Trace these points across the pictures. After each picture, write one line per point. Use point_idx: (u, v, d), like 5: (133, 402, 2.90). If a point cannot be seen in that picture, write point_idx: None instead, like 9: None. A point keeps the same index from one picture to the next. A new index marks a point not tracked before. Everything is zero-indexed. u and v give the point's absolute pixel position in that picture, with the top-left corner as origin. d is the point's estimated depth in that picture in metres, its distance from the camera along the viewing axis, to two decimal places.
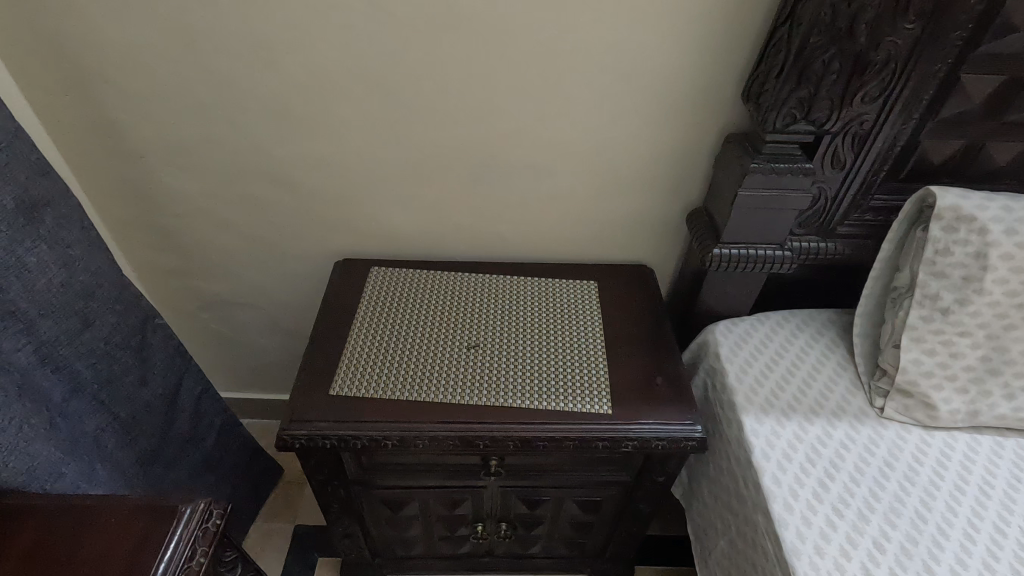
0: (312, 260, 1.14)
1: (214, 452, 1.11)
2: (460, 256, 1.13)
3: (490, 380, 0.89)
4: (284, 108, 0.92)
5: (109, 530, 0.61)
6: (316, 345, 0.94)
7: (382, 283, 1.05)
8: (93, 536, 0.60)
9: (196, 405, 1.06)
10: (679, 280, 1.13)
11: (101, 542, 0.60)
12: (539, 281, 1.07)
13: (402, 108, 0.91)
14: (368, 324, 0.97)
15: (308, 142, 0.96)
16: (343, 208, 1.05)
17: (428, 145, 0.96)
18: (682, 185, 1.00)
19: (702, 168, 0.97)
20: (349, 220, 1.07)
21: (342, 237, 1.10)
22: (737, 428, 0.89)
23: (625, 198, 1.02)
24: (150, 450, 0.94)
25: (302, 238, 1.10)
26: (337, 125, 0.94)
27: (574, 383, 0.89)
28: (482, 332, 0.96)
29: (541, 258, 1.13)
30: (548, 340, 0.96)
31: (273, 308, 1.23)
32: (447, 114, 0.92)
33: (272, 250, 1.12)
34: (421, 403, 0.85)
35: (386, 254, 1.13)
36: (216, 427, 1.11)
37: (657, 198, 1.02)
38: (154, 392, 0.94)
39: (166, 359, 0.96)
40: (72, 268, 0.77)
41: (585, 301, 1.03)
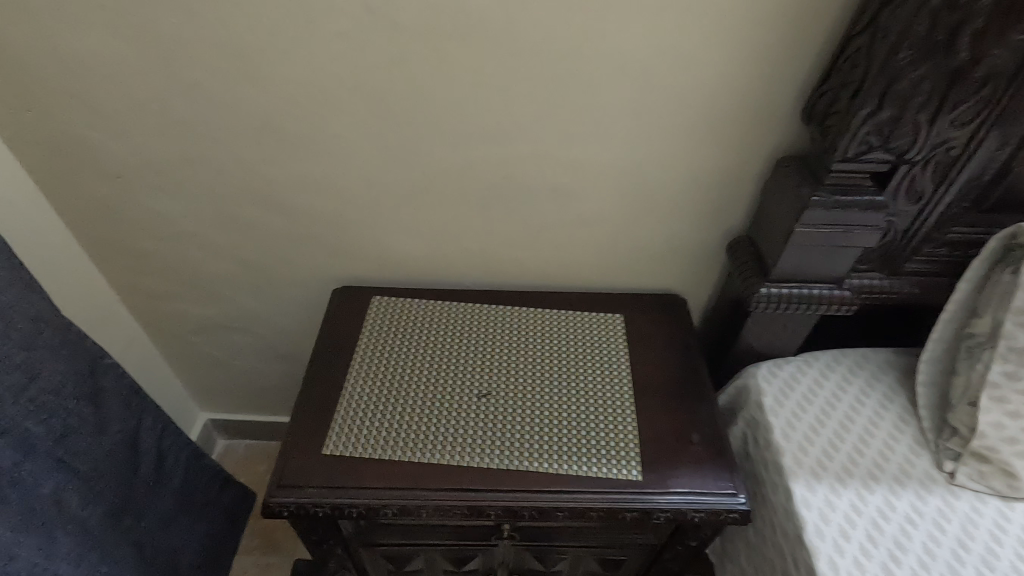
0: (309, 285, 1.04)
1: (182, 490, 1.07)
2: (470, 282, 1.02)
3: (502, 436, 0.79)
4: (269, 125, 0.81)
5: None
6: (309, 391, 0.84)
7: (384, 316, 0.95)
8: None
9: (157, 445, 1.01)
10: (715, 311, 1.01)
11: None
12: (558, 314, 0.96)
13: (403, 125, 0.80)
14: (367, 366, 0.87)
15: (298, 161, 0.85)
16: (341, 232, 0.95)
17: (434, 165, 0.84)
18: (722, 210, 0.88)
19: (747, 192, 0.85)
20: (347, 245, 0.97)
21: (340, 262, 1.00)
22: (785, 495, 0.78)
23: (657, 224, 0.90)
24: (115, 502, 0.87)
25: (295, 264, 1.00)
26: (330, 143, 0.82)
27: (599, 440, 0.79)
28: (493, 376, 0.86)
29: (560, 285, 1.02)
30: (569, 386, 0.85)
31: (269, 333, 1.14)
32: (454, 131, 0.80)
33: (263, 275, 1.03)
34: (424, 464, 0.76)
35: (388, 279, 1.02)
36: (181, 463, 1.08)
37: (694, 224, 0.90)
38: (113, 441, 0.87)
39: (122, 402, 0.89)
40: (5, 318, 0.68)
41: (607, 341, 0.92)
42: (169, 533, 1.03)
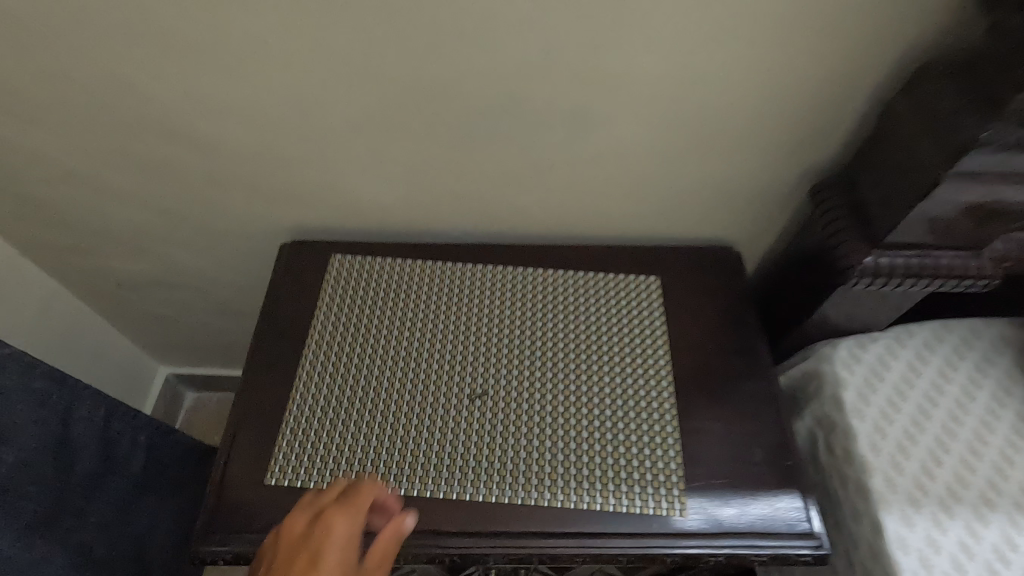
0: (255, 236, 0.81)
1: (147, 473, 0.92)
2: (458, 233, 0.79)
3: (501, 456, 0.60)
4: (146, 24, 0.54)
5: (357, 512, 0.48)
6: (252, 394, 0.65)
7: (345, 285, 0.72)
8: (327, 534, 0.45)
9: (103, 433, 0.84)
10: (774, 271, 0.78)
11: (340, 529, 0.46)
12: (575, 277, 0.74)
13: (345, 22, 0.53)
14: (324, 359, 0.67)
15: (204, 78, 0.59)
16: (282, 172, 0.70)
17: (400, 80, 0.58)
18: (811, 140, 0.62)
19: (847, 116, 0.59)
20: (293, 189, 0.73)
21: (289, 210, 0.76)
22: (869, 527, 0.60)
23: (714, 158, 0.65)
24: (45, 508, 0.75)
25: (232, 211, 0.77)
26: (242, 51, 0.56)
27: (629, 462, 0.60)
28: (489, 370, 0.66)
29: (578, 236, 0.78)
30: (589, 382, 0.65)
31: (219, 289, 0.93)
32: (423, 30, 0.53)
33: (194, 225, 0.80)
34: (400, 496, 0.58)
35: (354, 231, 0.79)
36: (141, 445, 0.91)
37: (765, 159, 0.65)
38: (24, 449, 0.73)
39: (31, 399, 0.74)
40: None
41: (638, 317, 0.71)
42: (129, 525, 0.89)
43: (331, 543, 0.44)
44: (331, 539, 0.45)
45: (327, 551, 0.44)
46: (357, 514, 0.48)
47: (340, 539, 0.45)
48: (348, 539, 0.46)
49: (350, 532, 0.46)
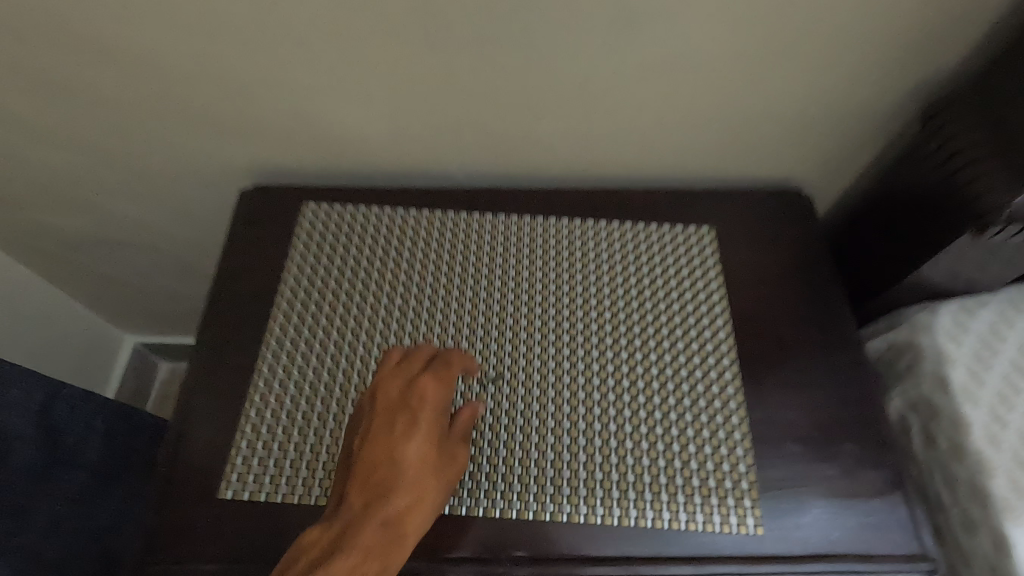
0: (214, 180, 0.66)
1: (107, 463, 0.74)
2: (459, 175, 0.64)
3: (522, 460, 0.47)
4: None
5: (450, 378, 0.46)
6: (206, 381, 0.52)
7: (319, 242, 0.58)
8: (422, 405, 0.44)
9: (42, 421, 0.67)
10: (856, 221, 0.63)
11: (434, 399, 0.44)
12: (608, 229, 0.59)
13: None
14: (294, 335, 0.53)
15: None
16: (235, 90, 0.55)
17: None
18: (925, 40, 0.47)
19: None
20: (252, 115, 0.57)
21: (253, 146, 0.61)
22: (987, 542, 0.48)
23: (796, 60, 0.50)
24: None
25: (183, 148, 0.62)
26: None
27: (685, 465, 0.47)
28: (503, 348, 0.52)
29: (610, 178, 0.63)
30: (631, 362, 0.51)
31: (177, 246, 0.78)
32: None
33: (137, 165, 0.64)
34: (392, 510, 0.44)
35: (334, 175, 0.64)
36: (96, 429, 0.73)
37: (861, 64, 0.50)
38: None
39: None
40: None
41: (688, 279, 0.56)
42: (99, 523, 0.71)
43: (425, 416, 0.44)
44: (425, 409, 0.44)
45: (422, 423, 0.43)
46: (451, 380, 0.46)
47: (432, 410, 0.44)
48: (441, 410, 0.45)
49: (443, 403, 0.45)
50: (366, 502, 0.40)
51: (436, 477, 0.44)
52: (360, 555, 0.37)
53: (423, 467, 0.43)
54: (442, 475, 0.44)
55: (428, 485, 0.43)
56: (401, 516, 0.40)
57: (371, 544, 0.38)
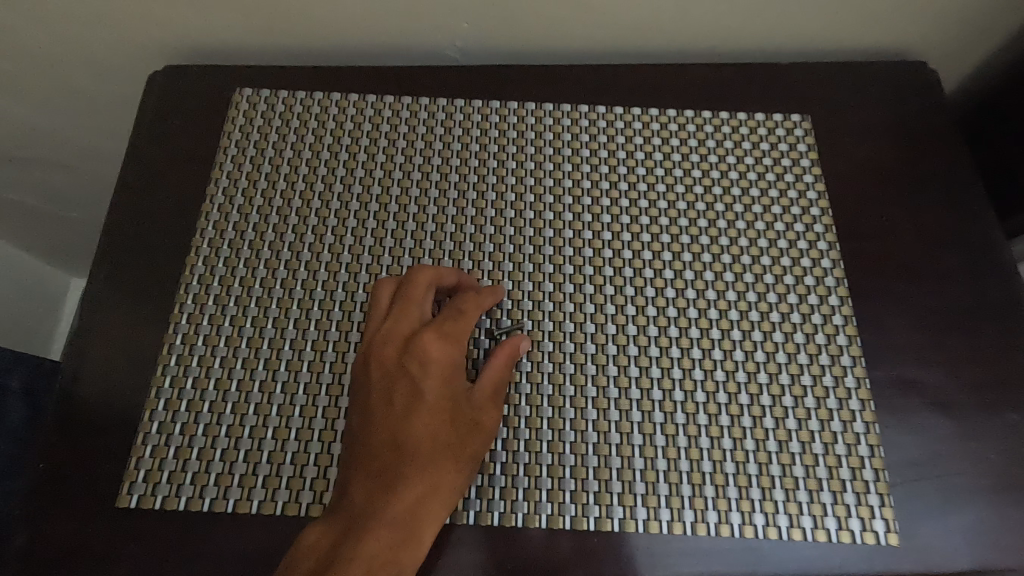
0: (129, 65, 0.49)
1: None
2: (451, 52, 0.47)
3: (552, 446, 0.33)
4: None
5: (464, 326, 0.33)
6: (101, 339, 0.36)
7: (258, 143, 0.41)
8: (425, 367, 0.32)
9: None
10: (1010, 100, 0.46)
11: (443, 357, 0.32)
12: (662, 121, 0.43)
13: None
14: (225, 273, 0.37)
15: None
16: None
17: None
18: None
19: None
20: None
21: (171, 11, 0.44)
22: None
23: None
24: None
25: (76, 13, 0.45)
26: None
27: (785, 448, 0.33)
28: (522, 287, 0.37)
29: (661, 55, 0.47)
30: (702, 302, 0.37)
31: (93, 159, 0.61)
32: None
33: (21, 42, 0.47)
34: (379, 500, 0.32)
35: (287, 55, 0.47)
36: None
37: None
38: None
39: None
40: None
41: (776, 187, 0.41)
42: None
43: (431, 380, 0.32)
44: (430, 371, 0.32)
45: (431, 388, 0.32)
46: (466, 328, 0.33)
47: (442, 371, 0.32)
48: (455, 369, 0.32)
49: (456, 359, 0.32)
50: (370, 494, 0.29)
51: (457, 456, 0.31)
52: (363, 569, 0.27)
53: (436, 445, 0.31)
54: (467, 452, 0.31)
55: (448, 467, 0.30)
56: (415, 510, 0.29)
57: (377, 553, 0.28)
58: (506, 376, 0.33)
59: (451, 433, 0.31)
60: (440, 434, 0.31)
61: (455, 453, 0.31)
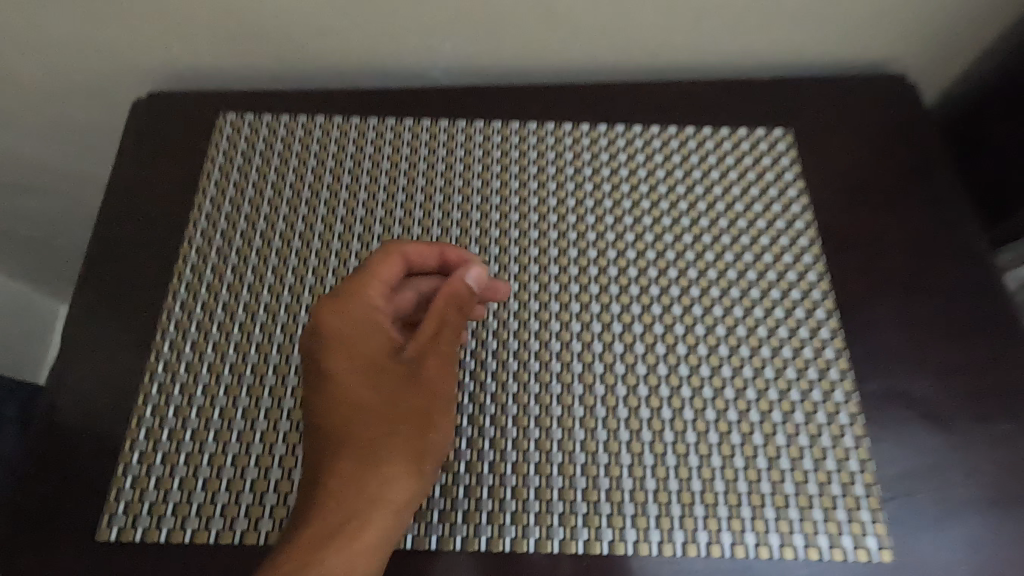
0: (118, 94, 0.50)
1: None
2: (434, 73, 0.47)
3: (540, 467, 0.33)
4: None
5: (393, 282, 0.34)
6: (78, 367, 0.36)
7: (242, 167, 0.41)
8: (331, 343, 0.31)
9: None
10: (988, 108, 0.46)
11: (349, 322, 0.31)
12: (646, 139, 0.43)
13: None
14: (208, 297, 0.37)
15: None
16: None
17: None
18: None
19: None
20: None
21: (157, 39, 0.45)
22: None
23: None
24: None
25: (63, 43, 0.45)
26: None
27: (775, 465, 0.33)
28: (508, 307, 0.37)
29: (644, 73, 0.47)
30: (689, 318, 0.37)
31: (75, 185, 0.61)
32: None
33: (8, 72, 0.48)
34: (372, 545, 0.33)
35: (271, 80, 0.48)
36: None
37: None
38: None
39: None
40: None
41: (760, 202, 0.41)
42: None
43: (339, 349, 0.31)
44: (337, 343, 0.31)
45: (354, 355, 0.31)
46: (386, 281, 0.33)
47: (348, 337, 0.31)
48: (371, 328, 0.32)
49: (366, 318, 0.32)
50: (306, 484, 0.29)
51: (380, 410, 0.30)
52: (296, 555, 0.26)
53: (358, 406, 0.30)
54: (395, 408, 0.30)
55: (374, 426, 0.30)
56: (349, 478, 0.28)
57: (317, 538, 0.27)
58: (453, 318, 0.33)
59: (373, 395, 0.30)
60: (362, 399, 0.30)
61: (377, 410, 0.30)
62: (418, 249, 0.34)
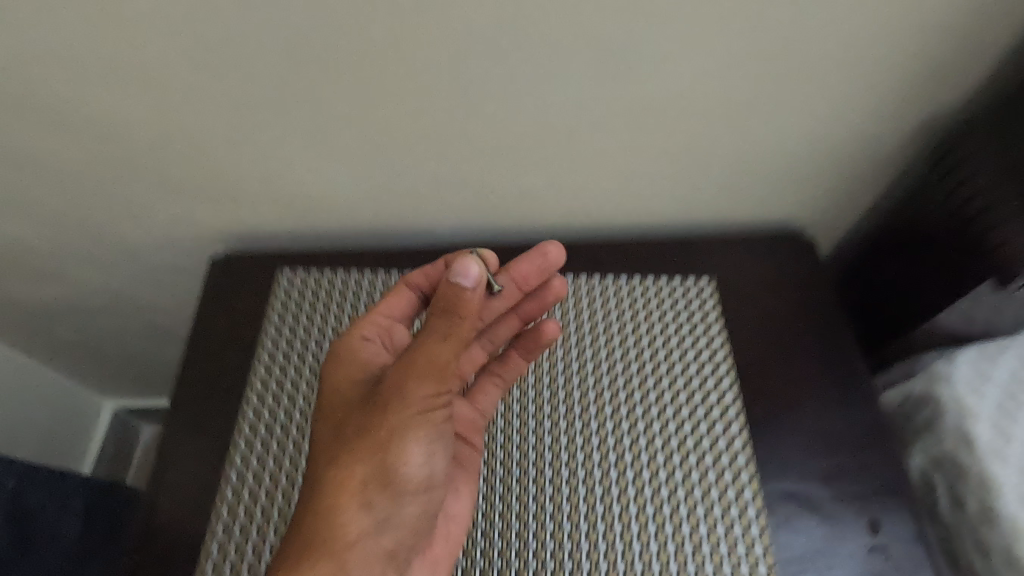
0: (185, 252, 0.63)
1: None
2: (437, 235, 0.60)
3: (520, 551, 0.44)
4: None
5: (403, 303, 0.45)
6: (172, 476, 0.48)
7: (294, 314, 0.54)
8: (336, 374, 0.40)
9: None
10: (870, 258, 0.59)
11: (352, 353, 0.40)
12: (601, 289, 0.56)
13: None
14: (270, 417, 0.49)
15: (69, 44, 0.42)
16: (188, 127, 0.48)
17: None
18: (912, 91, 0.45)
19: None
20: (209, 158, 0.51)
21: (221, 218, 0.58)
22: None
23: (827, 61, 0.43)
24: None
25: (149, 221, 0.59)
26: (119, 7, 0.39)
27: (697, 548, 0.43)
28: (495, 425, 0.49)
29: (600, 233, 0.60)
30: (632, 430, 0.48)
31: (139, 311, 0.74)
32: None
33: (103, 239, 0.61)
34: (465, 500, 0.44)
35: (309, 241, 0.61)
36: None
37: (846, 118, 0.47)
38: None
39: None
40: None
41: (690, 337, 0.53)
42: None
43: (338, 380, 0.40)
44: (339, 374, 0.40)
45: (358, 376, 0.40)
46: (396, 305, 0.44)
47: (346, 369, 0.40)
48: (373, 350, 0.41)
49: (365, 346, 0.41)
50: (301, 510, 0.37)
51: (342, 445, 0.37)
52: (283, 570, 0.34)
53: (331, 442, 0.37)
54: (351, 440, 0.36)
55: (334, 458, 0.36)
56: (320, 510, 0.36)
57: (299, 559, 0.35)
58: (445, 319, 0.36)
59: (338, 428, 0.38)
60: (333, 436, 0.38)
61: (339, 444, 0.37)
62: (421, 273, 0.46)
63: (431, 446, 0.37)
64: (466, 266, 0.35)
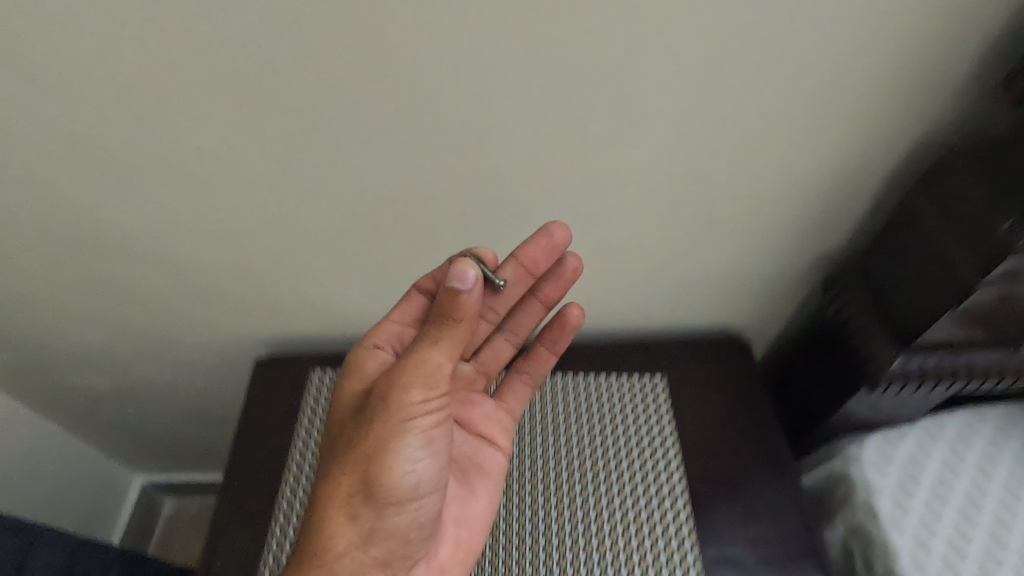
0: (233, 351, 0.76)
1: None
2: None
3: None
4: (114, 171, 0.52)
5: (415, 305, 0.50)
6: (222, 543, 0.59)
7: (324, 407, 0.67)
8: (349, 381, 0.46)
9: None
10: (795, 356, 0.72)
11: (367, 359, 0.47)
12: (575, 385, 0.69)
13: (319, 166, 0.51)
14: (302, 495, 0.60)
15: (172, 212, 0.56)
16: (250, 265, 0.62)
17: (374, 141, 0.49)
18: (806, 240, 0.59)
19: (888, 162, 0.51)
20: (260, 279, 0.64)
21: (266, 326, 0.71)
22: None
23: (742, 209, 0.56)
24: None
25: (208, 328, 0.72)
26: (214, 191, 0.54)
27: None
28: None
29: (576, 336, 0.73)
30: (598, 504, 0.59)
31: (184, 397, 0.86)
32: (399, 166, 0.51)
33: (166, 341, 0.75)
34: (483, 499, 0.52)
35: (336, 343, 0.74)
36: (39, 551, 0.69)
37: (759, 257, 0.61)
38: None
39: None
40: None
41: (646, 425, 0.65)
42: None
43: (349, 389, 0.46)
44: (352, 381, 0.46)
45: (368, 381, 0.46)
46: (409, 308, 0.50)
47: (357, 376, 0.47)
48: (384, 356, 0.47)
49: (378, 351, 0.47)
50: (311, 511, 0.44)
51: (340, 456, 0.43)
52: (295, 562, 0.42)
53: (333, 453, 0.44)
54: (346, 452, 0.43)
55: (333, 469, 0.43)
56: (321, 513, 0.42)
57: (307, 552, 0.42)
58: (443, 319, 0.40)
59: (340, 439, 0.44)
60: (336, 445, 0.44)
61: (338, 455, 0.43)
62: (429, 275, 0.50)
63: (423, 449, 0.43)
64: (463, 269, 0.38)
